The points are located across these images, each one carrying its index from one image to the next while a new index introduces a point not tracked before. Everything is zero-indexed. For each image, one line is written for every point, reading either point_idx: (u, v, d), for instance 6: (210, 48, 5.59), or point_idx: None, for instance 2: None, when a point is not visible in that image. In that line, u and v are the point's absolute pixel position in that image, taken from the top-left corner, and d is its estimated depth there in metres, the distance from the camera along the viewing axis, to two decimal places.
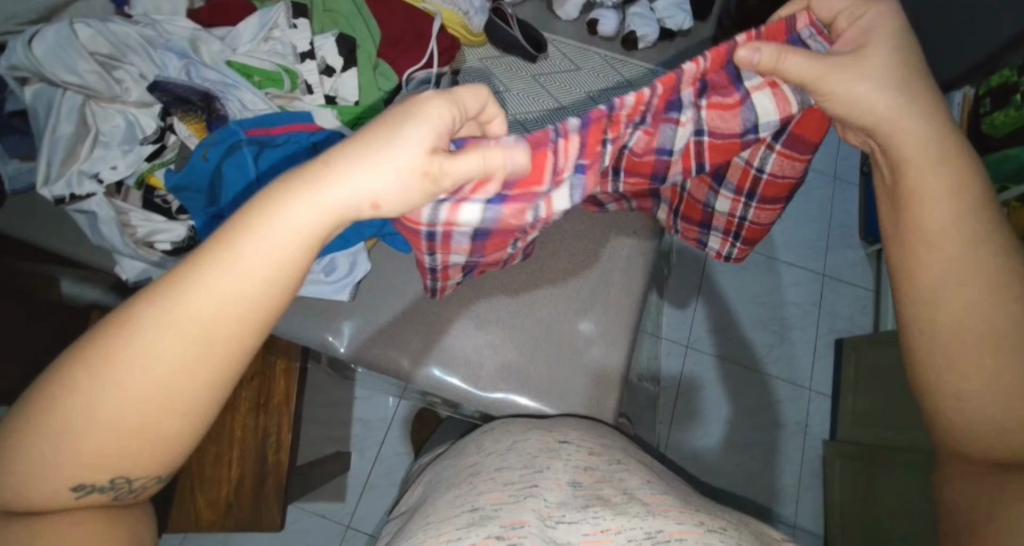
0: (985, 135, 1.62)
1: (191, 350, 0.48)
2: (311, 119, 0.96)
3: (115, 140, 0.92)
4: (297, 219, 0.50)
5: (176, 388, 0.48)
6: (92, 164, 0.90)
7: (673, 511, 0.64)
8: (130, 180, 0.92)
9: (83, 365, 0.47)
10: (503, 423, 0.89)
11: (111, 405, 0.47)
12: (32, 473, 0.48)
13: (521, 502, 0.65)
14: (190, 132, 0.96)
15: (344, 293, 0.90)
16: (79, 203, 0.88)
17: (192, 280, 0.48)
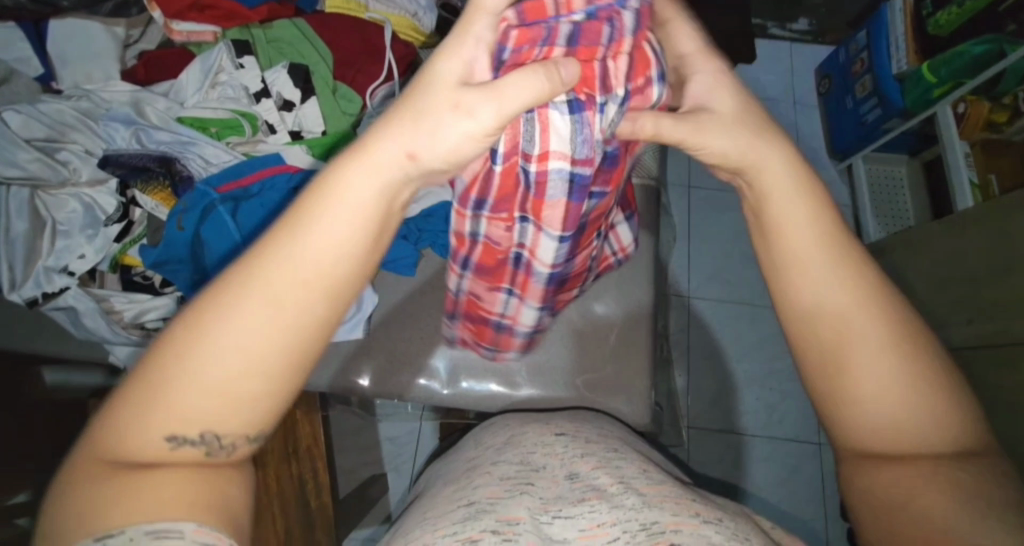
0: (931, 37, 1.68)
1: (273, 318, 0.45)
2: (282, 160, 0.91)
3: (75, 227, 0.91)
4: (371, 173, 0.49)
5: (265, 342, 0.45)
6: (58, 257, 0.90)
7: (669, 501, 0.63)
8: (102, 264, 0.92)
9: (190, 313, 0.45)
10: (507, 415, 0.89)
11: (214, 350, 0.44)
12: (132, 422, 0.44)
13: (518, 497, 0.64)
14: (156, 202, 0.92)
15: (358, 329, 0.89)
16: (57, 300, 0.89)
17: (292, 228, 0.46)
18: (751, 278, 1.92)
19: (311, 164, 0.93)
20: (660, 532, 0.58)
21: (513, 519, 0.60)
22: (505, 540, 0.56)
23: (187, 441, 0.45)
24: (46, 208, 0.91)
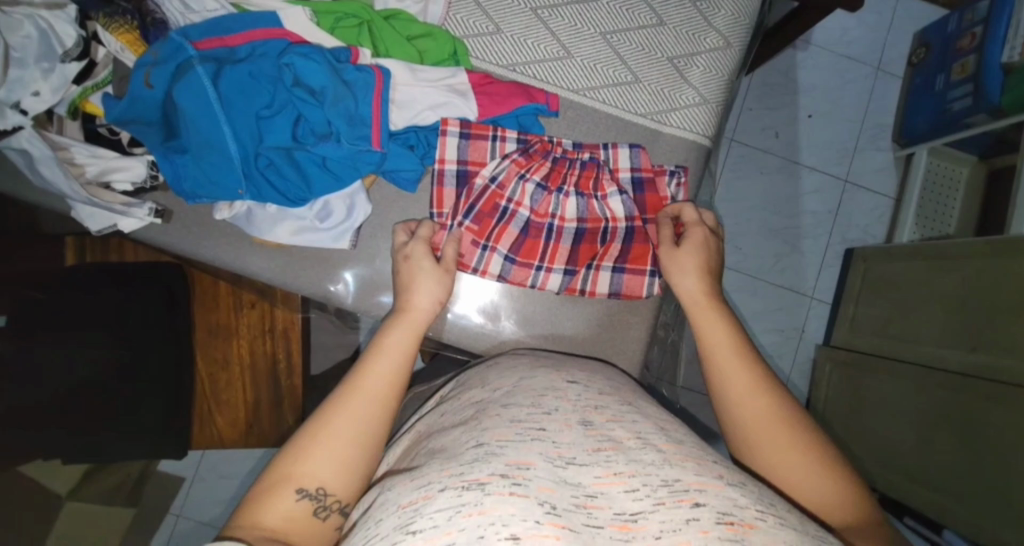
0: None
1: (347, 432, 0.59)
2: (276, 21, 0.77)
3: (29, 55, 0.69)
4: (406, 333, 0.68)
5: (347, 421, 0.60)
6: (9, 87, 0.69)
7: (690, 460, 0.55)
8: (60, 108, 0.75)
9: (296, 445, 0.59)
10: (511, 357, 0.80)
11: (318, 453, 0.58)
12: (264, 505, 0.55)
13: (529, 437, 0.56)
14: (120, 45, 0.75)
15: (344, 240, 0.79)
16: (12, 141, 0.71)
17: (350, 384, 0.63)
18: (766, 251, 1.83)
19: (310, 33, 0.78)
20: (682, 490, 0.51)
21: (526, 466, 0.51)
22: (515, 485, 0.49)
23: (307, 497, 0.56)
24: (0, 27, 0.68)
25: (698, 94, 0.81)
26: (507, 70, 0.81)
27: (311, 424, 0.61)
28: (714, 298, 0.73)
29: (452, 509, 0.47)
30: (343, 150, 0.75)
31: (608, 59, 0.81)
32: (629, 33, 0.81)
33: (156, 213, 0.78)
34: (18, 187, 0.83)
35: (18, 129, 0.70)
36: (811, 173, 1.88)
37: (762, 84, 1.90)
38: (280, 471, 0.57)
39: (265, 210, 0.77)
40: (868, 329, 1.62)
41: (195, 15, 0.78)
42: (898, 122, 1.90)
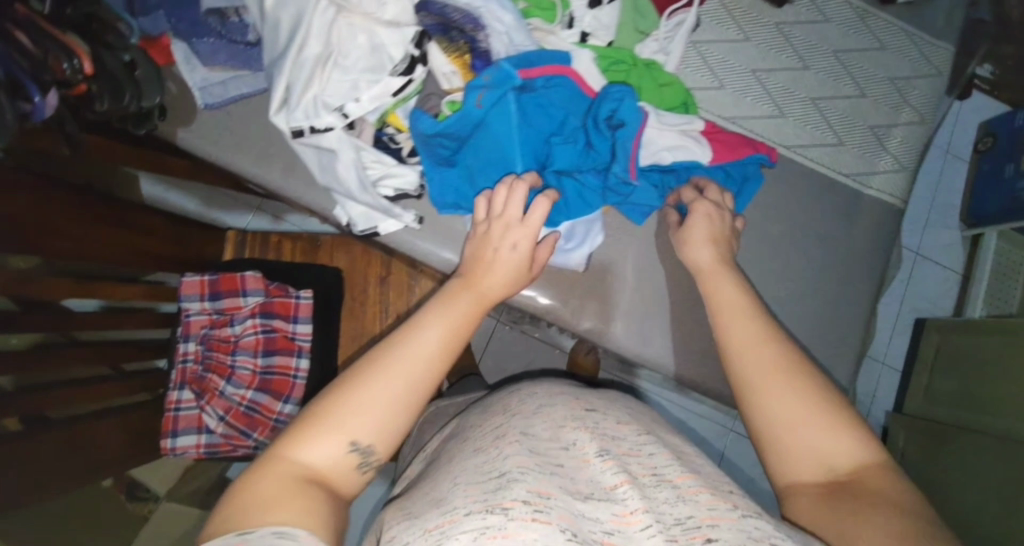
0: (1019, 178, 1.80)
1: None
2: (570, 62, 0.67)
3: (357, 67, 0.62)
4: None
5: None
6: (334, 91, 0.62)
7: (704, 493, 0.53)
8: (370, 115, 0.66)
9: None
10: (530, 383, 0.74)
11: (350, 403, 0.52)
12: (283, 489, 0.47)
13: (609, 432, 0.61)
14: (451, 67, 0.64)
15: (577, 263, 0.74)
16: (319, 140, 0.64)
17: None
18: None
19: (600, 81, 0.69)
20: (693, 527, 0.49)
21: (625, 465, 0.56)
22: (536, 511, 0.48)
23: None
24: (338, 34, 0.61)
25: (895, 161, 0.83)
26: (750, 74, 0.82)
27: (372, 357, 0.54)
28: (784, 365, 0.56)
29: (609, 483, 0.53)
30: (604, 180, 0.70)
31: (837, 75, 0.84)
32: (855, 53, 0.85)
33: (418, 219, 0.71)
34: (281, 176, 0.72)
35: (328, 131, 0.63)
36: None
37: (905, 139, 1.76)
38: (324, 413, 0.51)
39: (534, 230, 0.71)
40: (948, 400, 1.65)
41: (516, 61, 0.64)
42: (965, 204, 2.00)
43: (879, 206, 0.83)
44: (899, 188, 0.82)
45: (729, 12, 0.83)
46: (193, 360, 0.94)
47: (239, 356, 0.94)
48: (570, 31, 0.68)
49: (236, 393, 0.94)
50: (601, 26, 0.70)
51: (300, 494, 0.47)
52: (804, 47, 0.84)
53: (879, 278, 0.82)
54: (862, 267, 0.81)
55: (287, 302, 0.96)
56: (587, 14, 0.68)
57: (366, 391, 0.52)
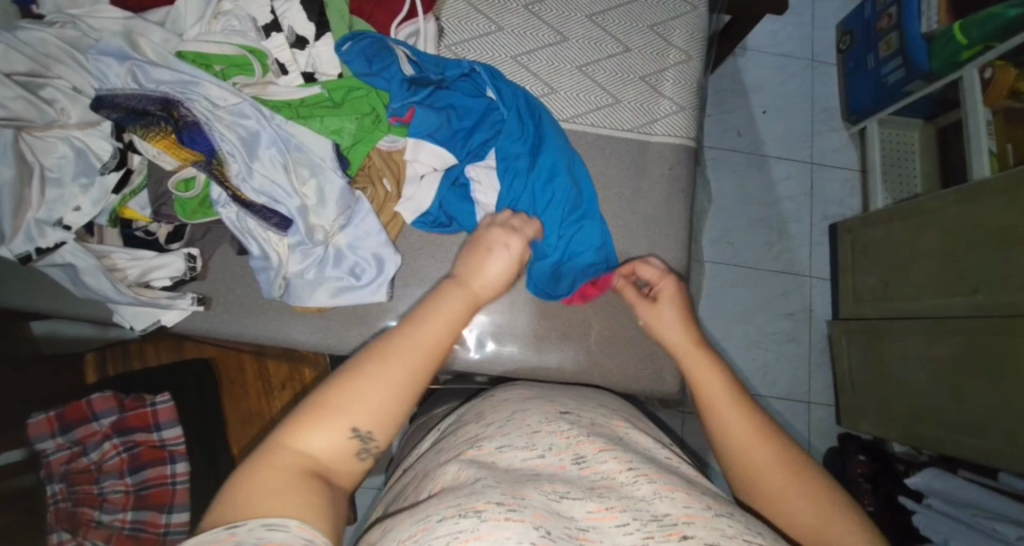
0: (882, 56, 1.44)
1: (380, 393, 0.50)
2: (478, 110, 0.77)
3: (66, 176, 0.60)
4: (381, 376, 0.50)
5: (379, 409, 0.49)
6: (49, 207, 0.60)
7: (680, 490, 0.47)
8: (101, 219, 0.64)
9: (299, 426, 0.47)
10: (505, 391, 0.67)
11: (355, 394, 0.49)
12: (284, 447, 0.46)
13: (581, 433, 0.54)
14: (156, 150, 0.61)
15: (381, 292, 0.73)
16: (52, 258, 0.61)
17: (342, 392, 0.49)
18: (756, 243, 1.52)
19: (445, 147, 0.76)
20: (670, 523, 0.43)
21: (603, 466, 0.50)
22: (511, 511, 0.42)
23: (337, 444, 0.48)
24: (31, 151, 0.59)
25: (673, 102, 0.84)
26: (511, 61, 0.82)
27: (350, 368, 0.51)
28: (740, 394, 0.57)
29: (588, 485, 0.47)
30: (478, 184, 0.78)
31: (596, 38, 0.85)
32: (609, 12, 0.86)
33: (200, 301, 0.70)
34: (55, 303, 0.69)
35: (61, 246, 0.61)
36: (778, 161, 1.58)
37: (752, 57, 1.62)
38: (324, 404, 0.48)
39: (325, 272, 0.71)
40: (877, 296, 1.34)
41: (227, 125, 0.63)
42: (843, 98, 1.61)
43: (669, 150, 0.84)
44: (681, 127, 0.84)
45: (476, 8, 0.83)
46: (63, 499, 0.89)
47: (105, 482, 0.91)
48: (287, 76, 0.68)
49: (115, 519, 0.90)
50: (320, 62, 0.70)
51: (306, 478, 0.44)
52: (558, 21, 0.85)
53: (687, 220, 0.83)
54: (667, 214, 0.82)
55: (144, 412, 0.95)
56: (297, 56, 0.69)
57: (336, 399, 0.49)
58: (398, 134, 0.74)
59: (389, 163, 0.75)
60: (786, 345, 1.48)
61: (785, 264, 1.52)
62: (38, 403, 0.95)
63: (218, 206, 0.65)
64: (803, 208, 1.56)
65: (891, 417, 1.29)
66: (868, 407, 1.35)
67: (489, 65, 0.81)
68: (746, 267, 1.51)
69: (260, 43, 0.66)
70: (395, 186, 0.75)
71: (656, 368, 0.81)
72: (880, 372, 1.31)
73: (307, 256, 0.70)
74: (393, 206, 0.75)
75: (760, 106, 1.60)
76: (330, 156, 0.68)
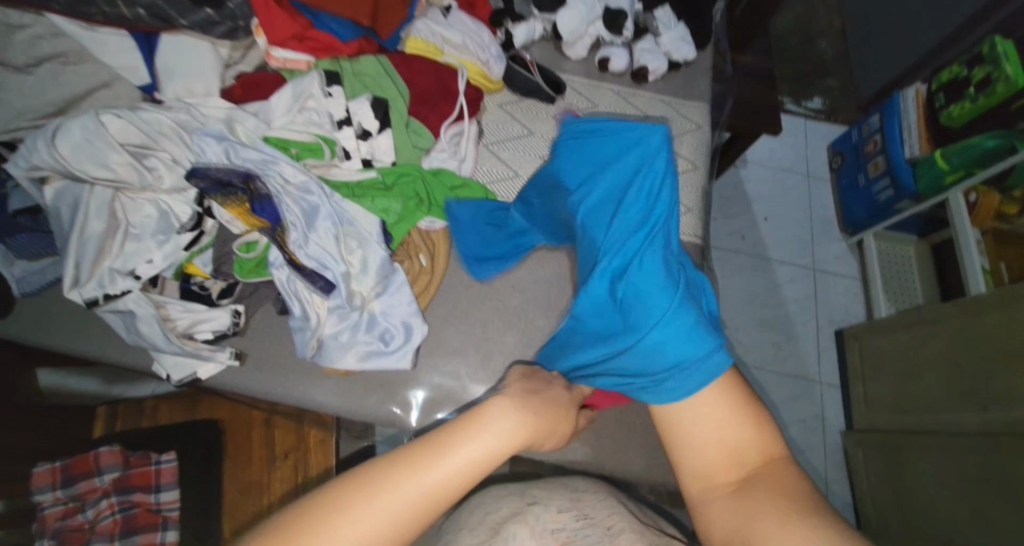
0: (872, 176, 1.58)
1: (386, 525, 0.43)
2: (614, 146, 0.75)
3: (147, 232, 0.68)
4: (393, 507, 0.44)
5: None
6: (126, 258, 0.67)
7: None
8: (167, 271, 0.71)
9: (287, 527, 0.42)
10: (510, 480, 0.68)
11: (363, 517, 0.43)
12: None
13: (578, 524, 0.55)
14: (230, 216, 0.70)
15: (406, 361, 0.77)
16: (117, 304, 0.67)
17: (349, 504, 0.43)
18: (764, 341, 1.55)
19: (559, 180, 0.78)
20: None
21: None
22: None
23: None
24: (124, 209, 0.68)
25: (685, 206, 0.94)
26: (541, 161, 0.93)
27: (367, 477, 0.45)
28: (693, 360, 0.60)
29: None
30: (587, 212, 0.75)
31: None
32: None
33: (236, 355, 0.74)
34: (102, 349, 0.73)
35: (126, 293, 0.67)
36: (782, 264, 1.67)
37: (752, 169, 1.78)
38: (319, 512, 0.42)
39: (357, 337, 0.75)
40: (888, 404, 1.34)
41: (295, 200, 0.72)
42: (839, 211, 1.74)
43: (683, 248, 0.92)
44: (693, 228, 0.93)
45: (514, 117, 0.96)
46: None
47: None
48: (349, 161, 0.78)
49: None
50: (379, 152, 0.79)
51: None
52: None
53: None
54: None
55: (148, 471, 0.94)
56: (360, 145, 0.78)
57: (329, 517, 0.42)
58: (437, 217, 0.83)
59: (427, 243, 0.84)
60: (800, 450, 1.45)
61: (793, 364, 1.54)
62: (45, 452, 0.95)
63: (272, 267, 0.72)
64: (807, 310, 1.61)
65: (914, 541, 1.22)
66: (893, 528, 1.29)
67: (522, 163, 0.92)
68: (754, 366, 1.53)
69: (332, 134, 0.77)
70: (430, 262, 0.83)
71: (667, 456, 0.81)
72: (901, 489, 1.27)
73: (343, 319, 0.75)
74: (425, 279, 0.81)
75: (763, 213, 1.72)
76: (377, 232, 0.77)
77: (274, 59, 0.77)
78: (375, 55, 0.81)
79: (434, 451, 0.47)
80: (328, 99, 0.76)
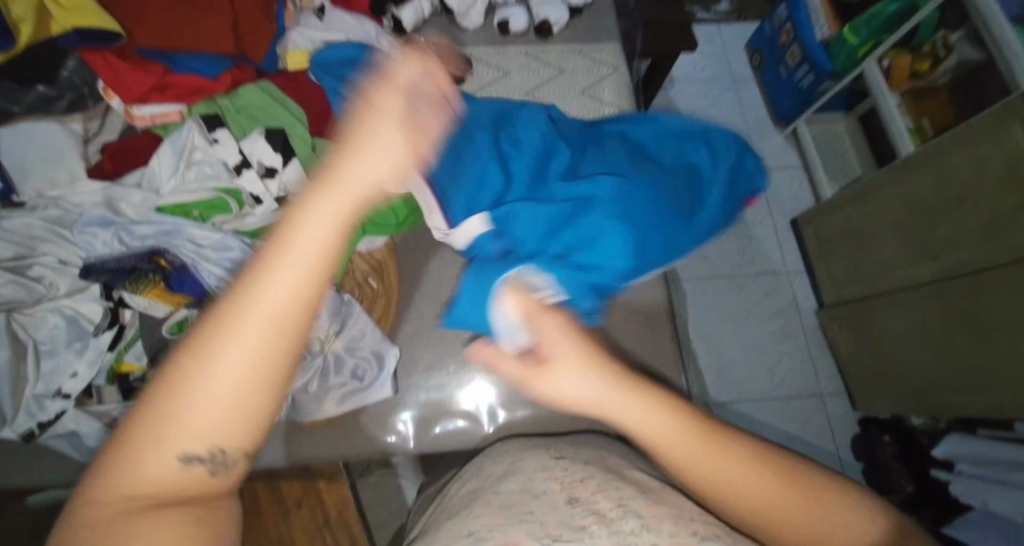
0: (792, 66, 1.57)
1: (250, 355, 0.32)
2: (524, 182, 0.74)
3: (60, 344, 0.61)
4: (242, 357, 0.32)
5: (252, 394, 0.32)
6: (47, 379, 0.60)
7: (665, 522, 0.45)
8: (98, 378, 0.64)
9: (161, 419, 0.32)
10: (498, 446, 0.66)
11: (208, 403, 0.31)
12: (152, 455, 0.32)
13: (578, 475, 0.51)
14: (148, 300, 0.64)
15: (387, 388, 0.74)
16: (56, 429, 0.61)
17: (206, 347, 0.32)
18: (730, 251, 1.57)
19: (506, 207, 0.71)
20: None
21: (593, 504, 0.47)
22: None
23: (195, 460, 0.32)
24: (24, 329, 0.61)
25: None
26: None
27: (193, 343, 0.32)
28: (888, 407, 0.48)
29: (578, 522, 0.45)
30: (522, 186, 0.74)
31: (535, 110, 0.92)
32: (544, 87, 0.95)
33: None
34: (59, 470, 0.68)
35: (61, 414, 0.61)
36: None
37: (681, 86, 1.75)
38: (174, 397, 0.31)
39: (328, 381, 0.72)
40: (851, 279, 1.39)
41: (213, 265, 0.67)
42: (769, 107, 1.73)
43: None
44: None
45: None
46: None
47: None
48: (261, 206, 0.71)
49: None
50: (291, 184, 0.72)
51: (167, 514, 0.32)
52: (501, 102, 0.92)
53: None
54: None
55: None
56: (268, 185, 0.71)
57: (208, 359, 0.31)
58: (374, 235, 0.78)
59: (372, 263, 0.79)
60: (785, 344, 1.51)
61: (761, 265, 1.56)
62: None
63: None
64: (763, 210, 1.62)
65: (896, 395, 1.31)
66: (877, 386, 1.37)
67: None
68: (727, 277, 1.55)
69: (233, 183, 0.70)
70: (381, 283, 0.79)
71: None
72: (877, 348, 1.34)
73: (307, 369, 0.71)
74: (383, 301, 0.78)
75: None
76: None
77: (139, 119, 0.70)
78: (254, 83, 0.74)
79: (224, 315, 0.32)
80: (216, 146, 0.70)
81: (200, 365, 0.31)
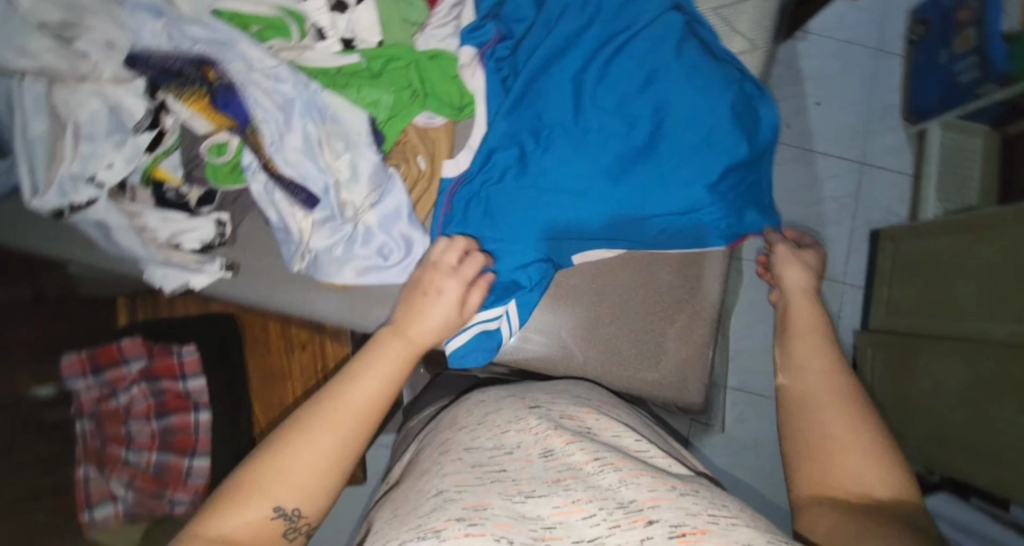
0: (956, 54, 1.29)
1: (335, 441, 0.50)
2: (593, 113, 0.70)
3: (100, 131, 0.60)
4: (330, 442, 0.50)
5: (334, 454, 0.50)
6: (83, 162, 0.60)
7: (645, 475, 0.43)
8: (133, 176, 0.64)
9: (266, 475, 0.48)
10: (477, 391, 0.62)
11: (302, 466, 0.48)
12: (251, 498, 0.47)
13: (560, 429, 0.49)
14: (190, 112, 0.61)
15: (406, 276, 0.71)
16: (87, 215, 0.62)
17: (306, 429, 0.50)
18: None
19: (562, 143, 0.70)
20: (636, 511, 0.40)
21: (569, 458, 0.45)
22: (472, 527, 0.38)
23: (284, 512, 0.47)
24: (66, 105, 0.59)
25: None
26: None
27: (299, 422, 0.51)
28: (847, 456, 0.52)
29: (552, 477, 0.43)
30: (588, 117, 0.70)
31: None
32: None
33: (228, 266, 0.69)
34: (89, 254, 0.71)
35: (92, 202, 0.61)
36: (828, 159, 1.46)
37: (812, 44, 1.49)
38: (275, 465, 0.48)
39: (352, 250, 0.69)
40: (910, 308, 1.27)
41: (264, 93, 0.62)
42: (906, 96, 1.47)
43: None
44: None
45: None
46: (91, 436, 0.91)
47: (133, 424, 0.92)
48: (325, 41, 0.67)
49: (105, 515, 0.89)
50: (360, 28, 0.68)
51: None
52: None
53: None
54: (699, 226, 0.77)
55: (171, 363, 0.95)
56: (337, 20, 0.66)
57: (307, 440, 0.49)
58: (435, 111, 0.72)
59: (425, 140, 0.74)
60: None
61: None
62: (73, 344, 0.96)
63: (248, 173, 0.65)
64: (847, 211, 1.45)
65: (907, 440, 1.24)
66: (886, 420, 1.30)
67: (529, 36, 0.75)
68: None
69: (298, 7, 0.65)
70: (429, 164, 0.74)
71: (662, 369, 0.78)
72: (907, 384, 1.24)
73: (334, 232, 0.68)
74: (425, 186, 0.73)
75: (816, 95, 1.47)
76: (366, 131, 0.66)
77: None
78: None
79: (325, 423, 0.50)
80: None
81: (302, 439, 0.49)
